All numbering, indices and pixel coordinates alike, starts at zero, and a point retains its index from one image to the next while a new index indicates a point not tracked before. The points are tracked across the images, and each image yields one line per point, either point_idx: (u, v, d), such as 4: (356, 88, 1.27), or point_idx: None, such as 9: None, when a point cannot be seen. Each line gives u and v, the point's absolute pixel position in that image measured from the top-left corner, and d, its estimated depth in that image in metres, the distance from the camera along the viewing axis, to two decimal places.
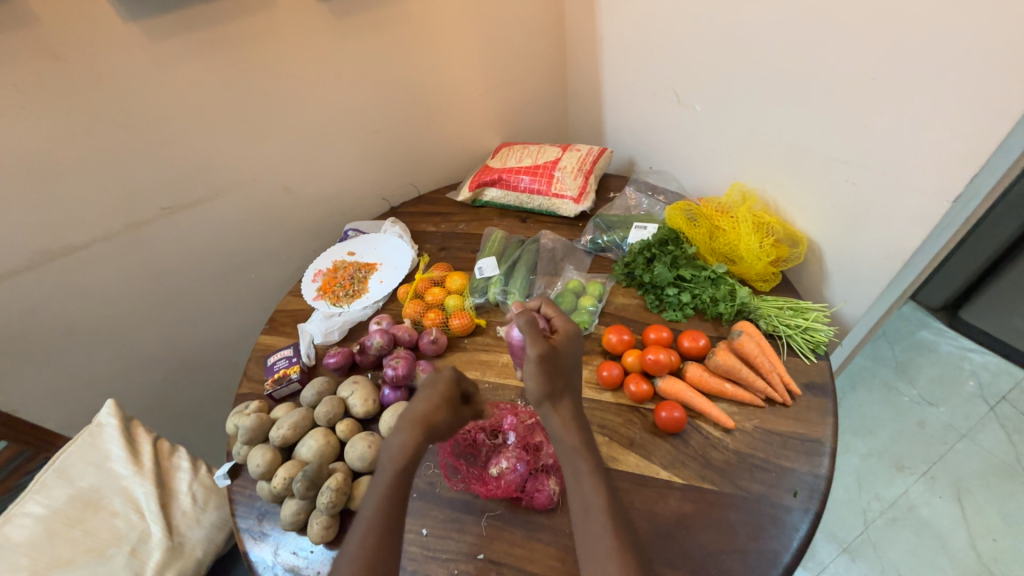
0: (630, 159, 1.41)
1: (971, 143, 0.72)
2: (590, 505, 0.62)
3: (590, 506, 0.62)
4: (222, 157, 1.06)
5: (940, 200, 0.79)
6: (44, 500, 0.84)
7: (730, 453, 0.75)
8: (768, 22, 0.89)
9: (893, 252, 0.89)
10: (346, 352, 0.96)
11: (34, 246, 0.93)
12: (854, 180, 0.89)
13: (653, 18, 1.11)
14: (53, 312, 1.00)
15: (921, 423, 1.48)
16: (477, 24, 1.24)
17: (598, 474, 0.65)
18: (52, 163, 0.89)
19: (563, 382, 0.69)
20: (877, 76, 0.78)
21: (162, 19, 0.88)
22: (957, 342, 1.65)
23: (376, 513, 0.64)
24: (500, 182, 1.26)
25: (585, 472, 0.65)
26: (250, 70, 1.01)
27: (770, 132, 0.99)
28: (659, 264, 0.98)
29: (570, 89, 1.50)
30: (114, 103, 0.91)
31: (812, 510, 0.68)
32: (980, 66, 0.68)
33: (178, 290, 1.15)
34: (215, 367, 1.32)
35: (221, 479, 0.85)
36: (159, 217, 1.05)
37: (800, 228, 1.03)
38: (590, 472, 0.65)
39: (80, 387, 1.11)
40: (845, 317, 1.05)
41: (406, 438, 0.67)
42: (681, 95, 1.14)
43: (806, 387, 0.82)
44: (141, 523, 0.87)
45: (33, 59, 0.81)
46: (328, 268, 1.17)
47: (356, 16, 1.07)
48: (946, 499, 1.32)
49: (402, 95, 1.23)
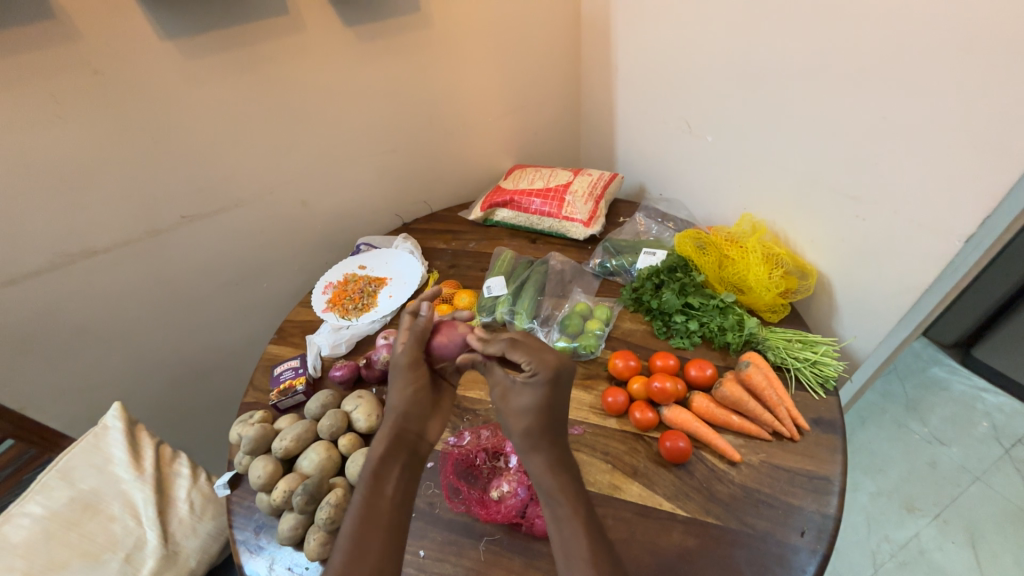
0: (640, 185, 1.43)
1: (981, 185, 0.73)
2: (571, 551, 0.59)
3: (572, 552, 0.59)
4: (245, 170, 1.10)
5: (951, 239, 0.79)
6: (45, 501, 0.84)
7: (735, 487, 0.74)
8: (782, 58, 0.92)
9: (905, 290, 0.88)
10: (352, 365, 0.96)
11: (57, 248, 0.96)
12: (865, 217, 0.89)
13: (669, 49, 1.14)
14: (69, 312, 1.02)
15: (934, 463, 1.44)
16: (496, 49, 1.28)
17: (579, 515, 0.62)
18: (81, 170, 0.92)
19: (557, 416, 0.66)
20: (888, 115, 0.80)
21: (198, 38, 0.92)
22: (970, 381, 1.62)
23: (356, 525, 0.61)
24: (512, 203, 1.29)
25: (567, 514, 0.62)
26: (277, 87, 1.05)
27: (781, 165, 1.00)
28: (667, 291, 0.98)
29: (584, 114, 1.53)
30: (145, 114, 0.94)
31: (820, 551, 0.66)
32: (991, 111, 0.69)
33: (192, 297, 1.17)
34: (221, 374, 1.33)
35: (221, 489, 0.85)
36: (178, 224, 1.07)
37: (810, 260, 1.03)
38: (570, 516, 0.62)
39: (89, 388, 1.12)
40: (854, 352, 1.04)
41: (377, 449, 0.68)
42: (693, 125, 1.16)
43: (814, 422, 0.81)
44: (138, 529, 0.86)
45: (72, 72, 0.85)
46: (339, 280, 1.19)
47: (381, 41, 1.11)
48: (959, 545, 1.28)
49: (421, 116, 1.27)
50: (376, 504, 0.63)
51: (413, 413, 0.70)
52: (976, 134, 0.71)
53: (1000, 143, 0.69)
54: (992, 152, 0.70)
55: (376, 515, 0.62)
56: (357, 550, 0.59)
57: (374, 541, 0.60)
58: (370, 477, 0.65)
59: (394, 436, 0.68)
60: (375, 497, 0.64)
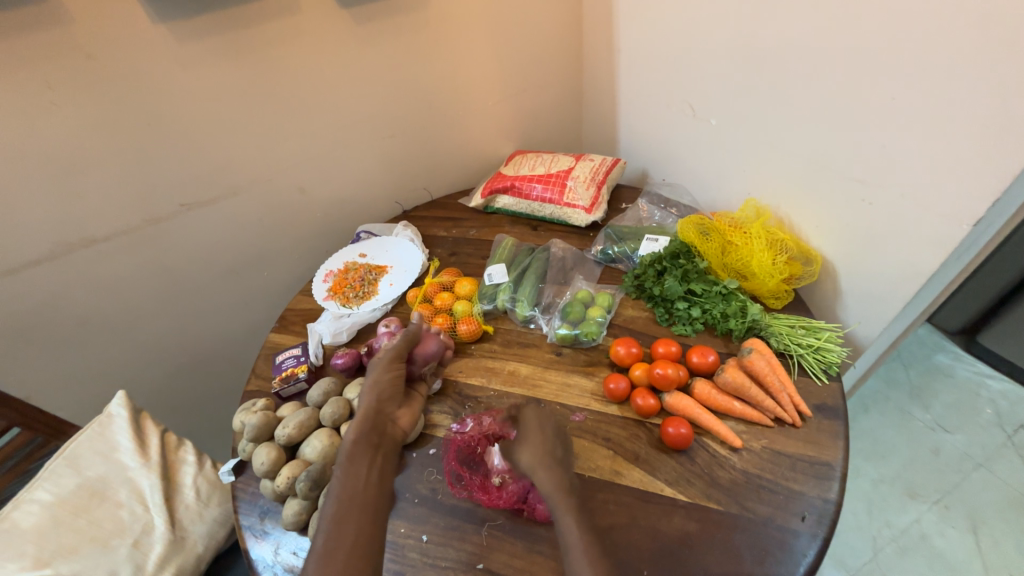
0: (643, 170, 1.41)
1: (991, 169, 0.71)
2: (571, 543, 0.59)
3: (571, 544, 0.59)
4: (242, 158, 1.09)
5: (959, 224, 0.77)
6: (53, 487, 0.85)
7: (736, 473, 0.74)
8: (787, 37, 0.89)
9: (911, 275, 0.87)
10: (354, 353, 0.96)
11: (57, 238, 0.96)
12: (871, 201, 0.88)
13: (672, 29, 1.11)
14: (71, 302, 1.02)
15: (935, 450, 1.45)
16: (495, 31, 1.25)
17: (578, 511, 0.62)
18: (77, 158, 0.91)
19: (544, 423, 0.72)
20: (895, 96, 0.78)
21: (190, 21, 0.90)
22: (973, 367, 1.62)
23: (337, 506, 0.59)
24: (513, 190, 1.27)
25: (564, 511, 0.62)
26: (273, 72, 1.03)
27: (786, 149, 0.98)
28: (670, 277, 0.97)
29: (586, 97, 1.51)
30: (140, 101, 0.93)
31: (820, 536, 0.66)
32: (1002, 90, 0.67)
33: (192, 287, 1.17)
34: (224, 363, 1.34)
35: (226, 475, 0.86)
36: (177, 213, 1.07)
37: (814, 246, 1.01)
38: (570, 511, 0.61)
39: (94, 377, 1.13)
40: (858, 338, 1.03)
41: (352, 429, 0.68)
42: (697, 108, 1.14)
43: (817, 409, 0.81)
44: (145, 515, 0.88)
45: (65, 58, 0.83)
46: (339, 269, 1.18)
47: (377, 23, 1.09)
48: (959, 530, 1.29)
49: (419, 101, 1.25)
50: (356, 486, 0.62)
51: (389, 400, 0.73)
52: (987, 116, 0.69)
53: (1011, 123, 0.67)
54: (1001, 134, 0.69)
55: (357, 497, 0.61)
56: (337, 529, 0.57)
57: (355, 520, 0.58)
58: (348, 461, 0.64)
59: (369, 419, 0.69)
60: (352, 479, 0.62)
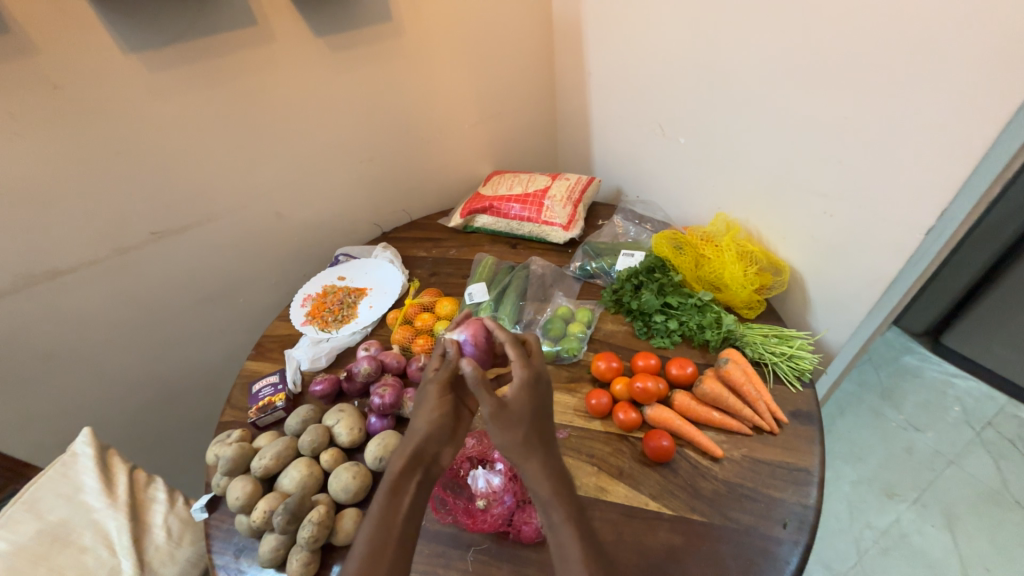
0: (617, 188, 1.45)
1: (938, 181, 0.76)
2: (567, 558, 0.56)
3: (567, 558, 0.56)
4: (216, 184, 1.08)
5: (913, 232, 0.82)
6: (9, 535, 0.79)
7: (719, 483, 0.75)
8: (745, 61, 0.95)
9: (874, 281, 0.91)
10: (332, 379, 0.95)
11: (17, 271, 0.92)
12: (833, 213, 0.92)
13: (638, 52, 1.16)
14: (32, 337, 0.98)
15: (910, 449, 1.49)
16: (469, 56, 1.29)
17: (572, 520, 0.59)
18: (41, 188, 0.89)
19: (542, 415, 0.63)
20: (849, 115, 0.83)
21: (163, 51, 0.90)
22: (941, 367, 1.68)
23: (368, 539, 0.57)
24: (491, 209, 1.29)
25: (559, 520, 0.58)
26: (247, 98, 1.03)
27: (749, 165, 1.03)
28: (646, 291, 0.99)
29: (560, 118, 1.55)
30: (108, 129, 0.91)
31: (802, 542, 0.67)
32: (943, 111, 0.72)
33: (164, 316, 1.14)
34: (197, 393, 1.30)
35: (199, 512, 0.82)
36: (148, 241, 1.04)
37: (782, 257, 1.06)
38: (565, 521, 0.58)
39: (57, 415, 1.08)
40: (828, 344, 1.07)
41: (395, 465, 0.62)
42: (666, 128, 1.18)
43: (793, 415, 0.83)
44: (112, 559, 0.83)
45: (30, 88, 0.82)
46: (317, 293, 1.17)
47: (352, 50, 1.11)
48: (937, 527, 1.32)
49: (396, 124, 1.26)
50: (390, 520, 0.59)
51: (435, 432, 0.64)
52: (933, 130, 0.74)
53: (955, 140, 0.72)
54: (948, 148, 0.73)
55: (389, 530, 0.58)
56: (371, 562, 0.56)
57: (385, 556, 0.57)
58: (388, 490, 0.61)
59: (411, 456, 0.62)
60: (387, 515, 0.59)
